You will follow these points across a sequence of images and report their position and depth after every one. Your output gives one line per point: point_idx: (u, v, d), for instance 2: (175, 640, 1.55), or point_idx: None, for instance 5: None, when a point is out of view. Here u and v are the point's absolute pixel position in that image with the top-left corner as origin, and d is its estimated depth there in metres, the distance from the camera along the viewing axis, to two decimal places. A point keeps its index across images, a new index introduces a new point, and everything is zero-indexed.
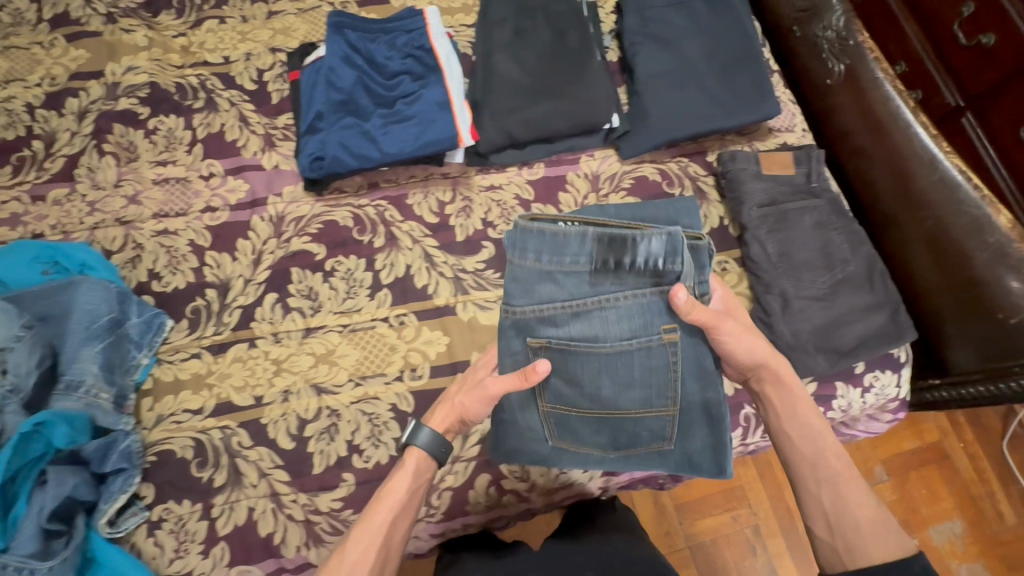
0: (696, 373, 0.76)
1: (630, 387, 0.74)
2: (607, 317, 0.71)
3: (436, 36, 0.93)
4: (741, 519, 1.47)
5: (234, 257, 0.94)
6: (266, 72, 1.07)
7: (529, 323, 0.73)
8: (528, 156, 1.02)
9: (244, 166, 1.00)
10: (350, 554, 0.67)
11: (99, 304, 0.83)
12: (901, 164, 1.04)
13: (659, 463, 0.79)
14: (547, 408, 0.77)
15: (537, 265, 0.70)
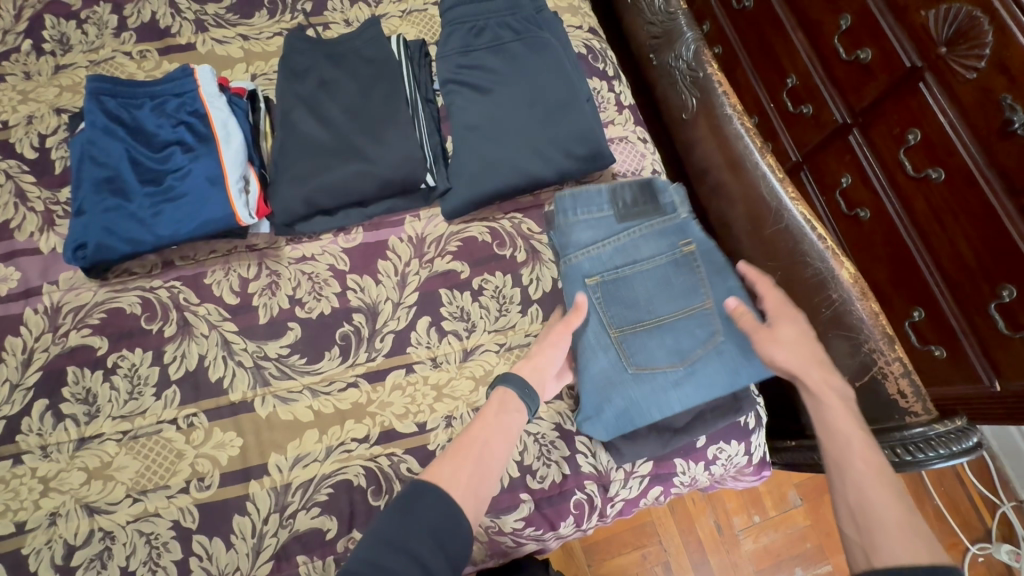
0: (715, 269, 0.87)
1: (675, 294, 0.86)
2: (636, 244, 0.88)
3: (210, 98, 0.85)
4: (652, 559, 1.24)
5: (1, 359, 0.84)
6: (49, 138, 0.95)
7: (581, 266, 0.88)
8: (342, 222, 0.92)
9: (18, 252, 0.89)
10: (446, 465, 0.68)
11: None
12: (753, 209, 0.95)
13: (719, 363, 0.83)
14: (616, 331, 0.85)
15: (576, 218, 0.89)
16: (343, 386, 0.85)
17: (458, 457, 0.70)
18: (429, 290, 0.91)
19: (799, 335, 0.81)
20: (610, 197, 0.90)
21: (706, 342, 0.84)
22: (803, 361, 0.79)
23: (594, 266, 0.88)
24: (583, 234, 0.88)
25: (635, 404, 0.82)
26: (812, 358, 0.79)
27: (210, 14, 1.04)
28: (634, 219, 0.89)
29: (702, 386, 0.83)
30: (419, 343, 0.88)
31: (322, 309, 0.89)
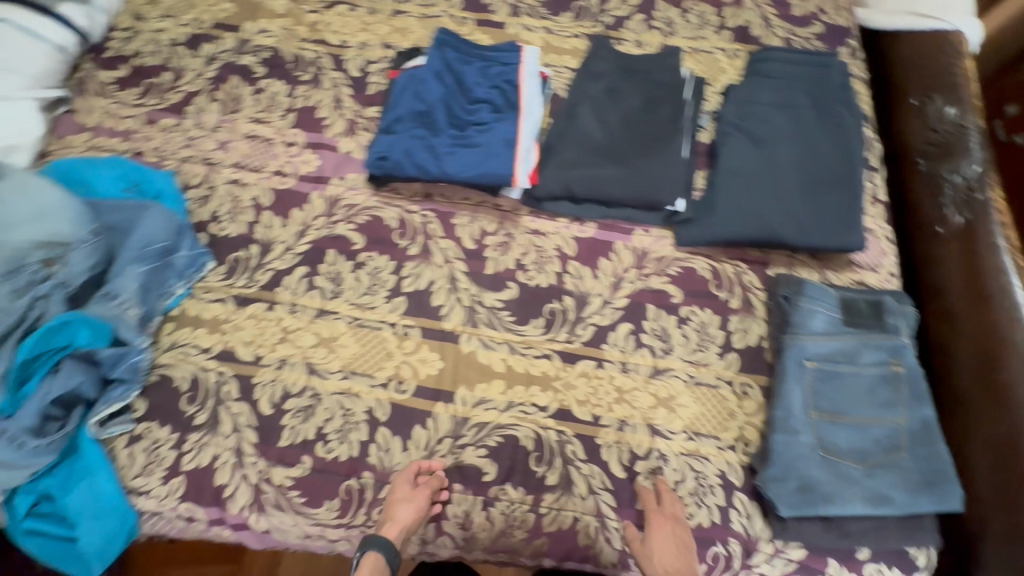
0: (917, 393, 0.82)
1: (876, 406, 0.81)
2: (858, 350, 0.84)
3: (527, 76, 0.94)
4: None
5: (285, 223, 1.01)
6: (373, 64, 1.13)
7: (802, 346, 0.84)
8: (581, 214, 1.00)
9: (323, 144, 1.06)
10: None
11: (158, 230, 0.91)
12: (994, 347, 0.88)
13: (896, 478, 0.79)
14: (817, 415, 0.82)
15: (810, 306, 0.86)
16: (537, 355, 0.92)
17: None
18: (637, 301, 0.96)
19: (677, 539, 0.79)
20: (844, 301, 0.87)
21: (888, 452, 0.80)
22: (671, 571, 0.76)
23: (816, 350, 0.84)
24: (817, 318, 0.85)
25: (821, 489, 0.79)
26: (674, 571, 0.76)
27: (526, 3, 1.18)
28: (862, 327, 0.85)
29: (872, 497, 0.78)
30: (615, 344, 0.93)
31: (540, 281, 0.97)
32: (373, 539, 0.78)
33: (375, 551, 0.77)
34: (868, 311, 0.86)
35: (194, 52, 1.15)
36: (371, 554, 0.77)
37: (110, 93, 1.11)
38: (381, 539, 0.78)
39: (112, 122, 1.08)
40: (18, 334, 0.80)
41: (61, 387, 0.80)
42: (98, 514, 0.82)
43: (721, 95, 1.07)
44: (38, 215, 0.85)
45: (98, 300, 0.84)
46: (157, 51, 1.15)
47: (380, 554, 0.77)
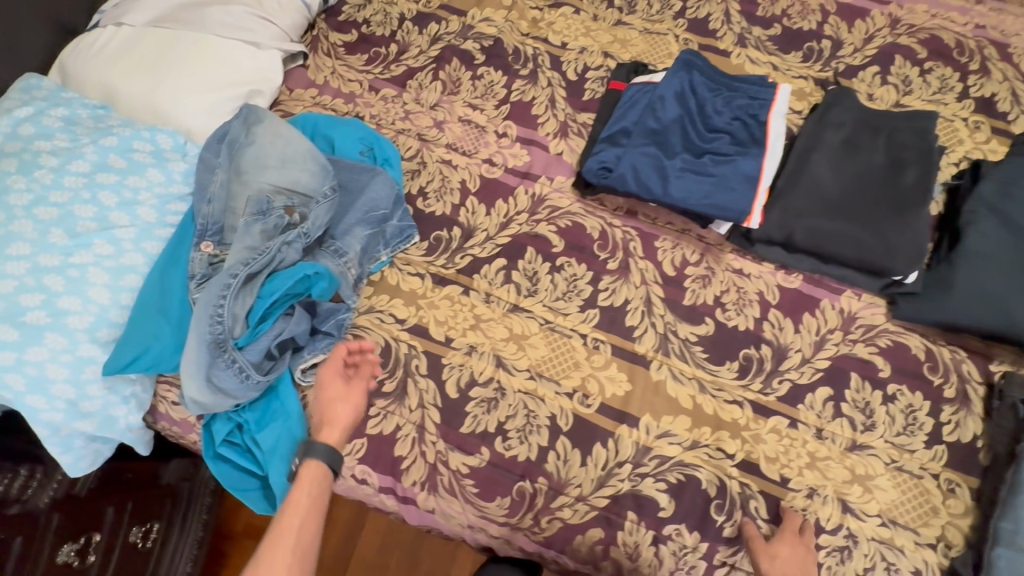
0: None
1: None
2: None
3: (775, 114, 0.90)
4: None
5: (488, 212, 1.01)
6: (591, 71, 1.13)
7: None
8: (791, 262, 0.96)
9: (534, 141, 1.07)
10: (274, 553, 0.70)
11: (382, 197, 0.94)
12: None
13: None
14: None
15: None
16: (728, 399, 0.89)
17: (297, 540, 0.72)
18: (840, 366, 0.91)
19: (798, 553, 0.78)
20: None
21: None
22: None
23: None
24: None
25: None
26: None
27: (754, 35, 1.15)
28: None
29: None
30: (812, 406, 0.88)
31: (738, 323, 0.94)
32: (314, 446, 0.78)
33: (316, 460, 0.78)
34: None
35: (420, 29, 1.18)
36: (310, 459, 0.78)
37: (338, 55, 1.15)
38: (322, 445, 0.79)
39: (338, 83, 1.12)
40: (264, 273, 0.83)
41: (290, 330, 0.84)
42: (286, 458, 0.85)
43: (956, 166, 1.01)
44: (291, 164, 0.90)
45: (328, 254, 0.89)
46: (384, 22, 1.18)
47: (318, 459, 0.78)
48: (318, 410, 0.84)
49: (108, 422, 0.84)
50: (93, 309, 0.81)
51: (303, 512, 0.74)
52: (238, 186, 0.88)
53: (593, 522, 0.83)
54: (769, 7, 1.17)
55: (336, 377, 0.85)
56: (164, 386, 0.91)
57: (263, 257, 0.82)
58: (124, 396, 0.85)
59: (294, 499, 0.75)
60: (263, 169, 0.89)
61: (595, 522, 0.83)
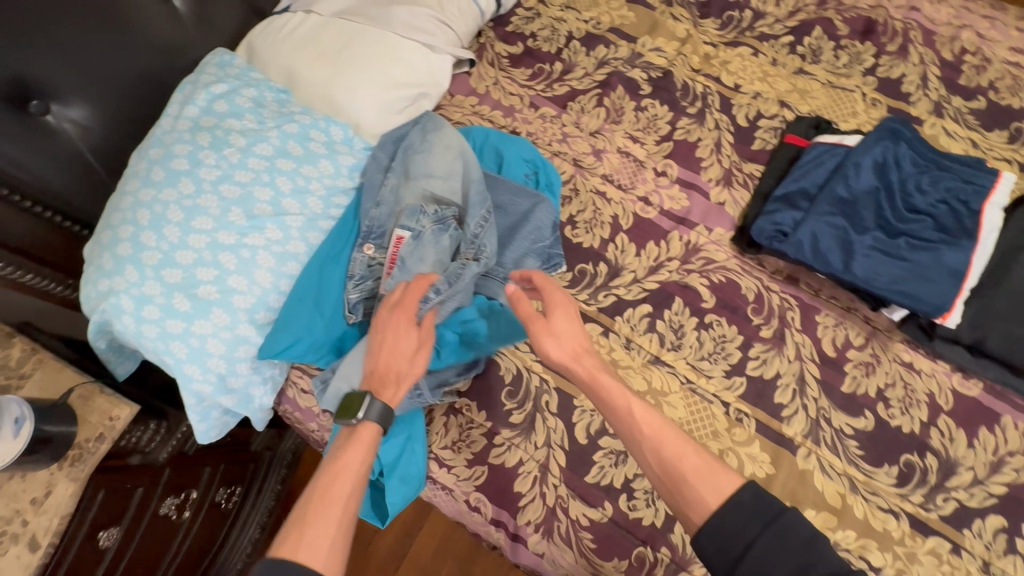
0: None
1: None
2: None
3: (992, 204, 0.81)
4: None
5: (638, 253, 0.97)
6: (764, 119, 1.06)
7: None
8: (975, 367, 0.86)
9: (695, 186, 1.01)
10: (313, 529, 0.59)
11: (543, 226, 0.91)
12: None
13: None
14: None
15: None
16: (882, 507, 0.80)
17: (346, 507, 0.62)
18: (1018, 496, 0.80)
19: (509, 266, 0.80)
20: None
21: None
22: (573, 350, 0.72)
23: None
24: None
25: None
26: (579, 348, 0.72)
27: (953, 105, 1.05)
28: None
29: None
30: (979, 535, 0.79)
31: (902, 423, 0.85)
32: (370, 404, 0.68)
33: (372, 421, 0.68)
34: None
35: (587, 51, 1.15)
36: (369, 420, 0.68)
37: (503, 66, 1.14)
38: (380, 404, 0.68)
39: (499, 94, 1.11)
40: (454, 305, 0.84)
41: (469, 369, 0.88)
42: (405, 478, 0.83)
43: None
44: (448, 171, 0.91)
45: (494, 280, 0.89)
46: (552, 38, 1.16)
47: (375, 418, 0.68)
48: (378, 358, 0.72)
49: (245, 400, 0.86)
50: (256, 290, 0.82)
51: (353, 479, 0.64)
52: (405, 191, 0.90)
53: None
54: (974, 76, 1.07)
55: (405, 326, 0.73)
56: (296, 373, 0.92)
57: (450, 286, 0.82)
58: (265, 377, 0.87)
59: (345, 462, 0.65)
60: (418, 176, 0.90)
61: None
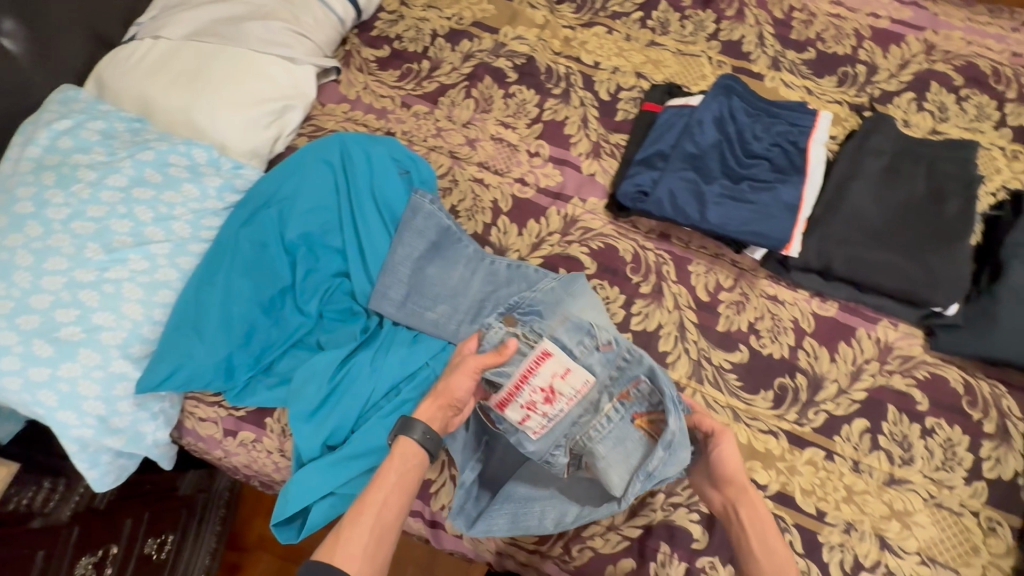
0: None
1: None
2: None
3: (815, 141, 0.90)
4: None
5: (520, 233, 1.01)
6: (624, 91, 1.13)
7: None
8: (828, 290, 0.94)
9: (566, 161, 1.06)
10: (356, 532, 0.68)
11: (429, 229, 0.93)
12: None
13: None
14: None
15: None
16: (763, 429, 0.88)
17: (380, 515, 0.70)
18: (876, 397, 0.89)
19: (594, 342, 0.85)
20: None
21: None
22: (731, 474, 0.76)
23: None
24: None
25: None
26: (729, 479, 0.76)
27: (788, 58, 1.14)
28: None
29: None
30: (848, 438, 0.87)
31: (772, 351, 0.93)
32: (415, 425, 0.75)
33: (410, 439, 0.74)
34: None
35: (453, 46, 1.18)
36: (406, 437, 0.75)
37: (371, 70, 1.15)
38: (421, 425, 0.75)
39: (370, 98, 1.12)
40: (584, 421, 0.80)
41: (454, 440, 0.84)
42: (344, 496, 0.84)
43: (995, 197, 1.00)
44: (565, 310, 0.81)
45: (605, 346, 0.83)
46: (417, 38, 1.19)
47: (413, 438, 0.74)
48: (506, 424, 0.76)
49: (136, 439, 0.83)
50: (127, 325, 0.81)
51: (388, 488, 0.72)
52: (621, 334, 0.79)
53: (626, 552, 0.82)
54: (803, 30, 1.17)
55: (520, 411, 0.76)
56: (191, 403, 0.90)
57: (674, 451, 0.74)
58: (153, 412, 0.85)
59: (385, 475, 0.72)
60: (597, 340, 0.76)
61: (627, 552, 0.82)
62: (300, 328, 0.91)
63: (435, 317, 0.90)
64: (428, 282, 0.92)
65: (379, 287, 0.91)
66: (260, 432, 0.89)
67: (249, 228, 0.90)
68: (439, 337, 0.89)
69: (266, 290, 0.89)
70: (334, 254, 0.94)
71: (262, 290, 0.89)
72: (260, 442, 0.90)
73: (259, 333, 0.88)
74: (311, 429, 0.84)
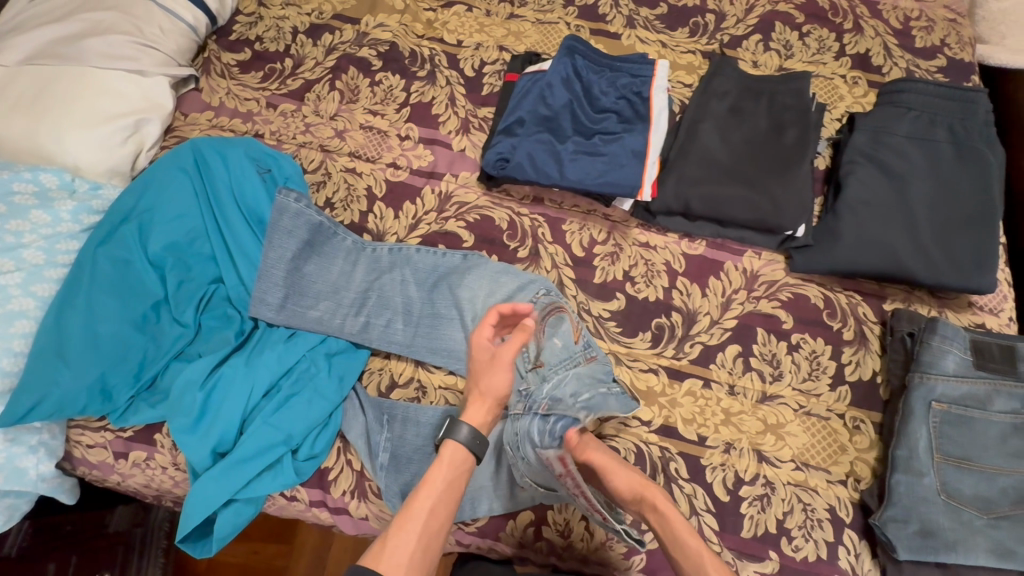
0: None
1: (1009, 454, 0.78)
2: (991, 395, 0.81)
3: (657, 89, 0.94)
4: None
5: (396, 216, 1.02)
6: (488, 66, 1.14)
7: (932, 388, 0.81)
8: (693, 230, 0.99)
9: (436, 141, 1.08)
10: (392, 543, 0.63)
11: (298, 226, 0.93)
12: None
13: None
14: (940, 458, 0.79)
15: (958, 355, 0.82)
16: (644, 369, 0.92)
17: (426, 524, 0.65)
18: (747, 324, 0.94)
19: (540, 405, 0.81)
20: (973, 346, 0.83)
21: (1017, 504, 0.76)
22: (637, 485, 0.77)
23: (947, 391, 0.81)
24: (946, 358, 0.82)
25: (942, 534, 0.76)
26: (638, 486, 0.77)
27: (642, 15, 1.18)
28: (1005, 379, 0.81)
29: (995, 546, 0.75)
30: (723, 365, 0.92)
31: (648, 294, 0.96)
32: (457, 428, 0.71)
33: (456, 442, 0.70)
34: (994, 356, 0.82)
35: (314, 41, 1.17)
36: (453, 440, 0.71)
37: (233, 75, 1.13)
38: (466, 428, 0.71)
39: (234, 102, 1.11)
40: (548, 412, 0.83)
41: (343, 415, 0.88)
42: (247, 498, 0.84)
43: (839, 122, 1.05)
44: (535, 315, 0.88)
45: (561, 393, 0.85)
46: (278, 38, 1.17)
47: (460, 442, 0.71)
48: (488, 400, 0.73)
49: (16, 474, 0.82)
50: None
51: (438, 493, 0.67)
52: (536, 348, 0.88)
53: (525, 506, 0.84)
54: None
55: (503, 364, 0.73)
56: (76, 431, 0.89)
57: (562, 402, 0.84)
58: (31, 446, 0.84)
59: (433, 478, 0.68)
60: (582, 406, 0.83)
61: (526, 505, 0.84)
62: (179, 340, 0.90)
63: (318, 314, 0.92)
64: (307, 281, 0.93)
65: (257, 292, 0.90)
66: (152, 449, 0.88)
67: (109, 247, 0.89)
68: (320, 332, 0.92)
69: (135, 306, 0.88)
70: (206, 262, 0.94)
71: (131, 307, 0.88)
72: (152, 459, 0.88)
73: (133, 350, 0.87)
74: (196, 439, 0.83)
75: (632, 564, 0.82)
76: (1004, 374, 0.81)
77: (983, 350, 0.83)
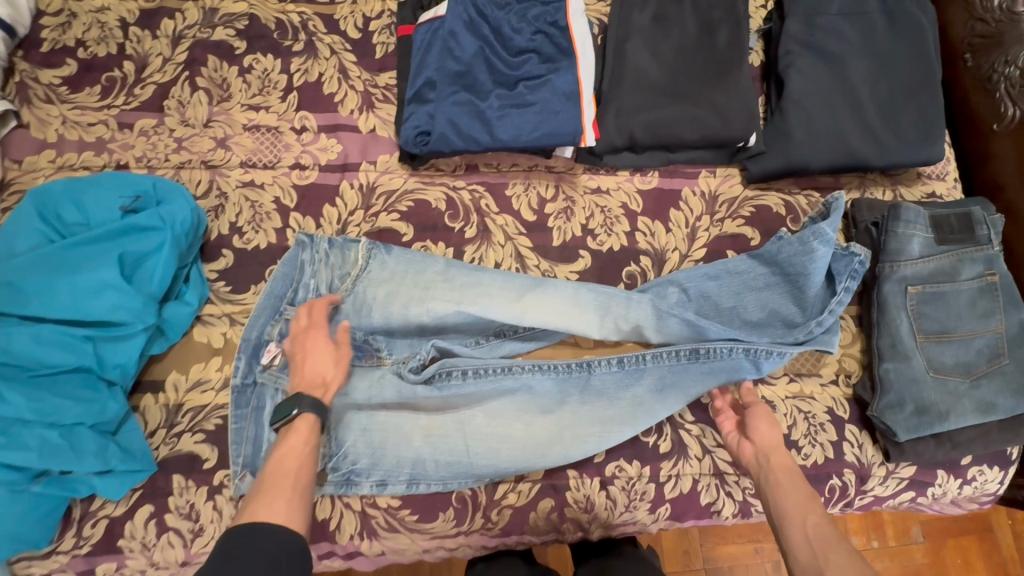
0: (1011, 300, 0.81)
1: (979, 315, 0.81)
2: (955, 265, 0.82)
3: (574, 14, 0.83)
4: (766, 554, 1.20)
5: (319, 224, 0.88)
6: (373, 22, 0.97)
7: (903, 273, 0.82)
8: (643, 163, 0.92)
9: (340, 126, 0.92)
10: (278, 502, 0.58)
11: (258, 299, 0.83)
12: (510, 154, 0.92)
13: (1004, 383, 0.80)
14: (921, 337, 0.81)
15: (924, 236, 0.83)
16: None
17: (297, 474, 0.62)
18: (717, 251, 0.90)
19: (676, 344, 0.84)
20: (932, 220, 0.83)
21: (992, 360, 0.80)
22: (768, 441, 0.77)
23: (915, 272, 0.82)
24: (912, 242, 0.82)
25: (933, 406, 0.79)
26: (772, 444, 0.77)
27: None
28: (963, 245, 0.83)
29: (978, 404, 0.80)
30: None
31: (612, 244, 0.90)
32: (302, 400, 0.69)
33: (309, 412, 0.68)
34: (953, 227, 0.83)
35: (153, 32, 0.94)
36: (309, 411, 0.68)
37: (63, 97, 0.91)
38: (310, 398, 0.69)
39: (76, 132, 0.90)
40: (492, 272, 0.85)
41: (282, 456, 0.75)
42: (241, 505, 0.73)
43: (765, 8, 0.97)
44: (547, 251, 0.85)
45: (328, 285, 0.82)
46: (104, 37, 0.94)
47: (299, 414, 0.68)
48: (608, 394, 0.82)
49: None
50: None
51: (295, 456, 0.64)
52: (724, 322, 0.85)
53: (541, 494, 0.82)
54: None
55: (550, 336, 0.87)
56: (21, 566, 0.76)
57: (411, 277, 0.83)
58: None
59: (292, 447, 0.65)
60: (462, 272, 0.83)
61: (542, 493, 0.82)
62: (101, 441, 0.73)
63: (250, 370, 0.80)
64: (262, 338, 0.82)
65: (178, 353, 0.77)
66: (120, 558, 0.77)
67: None
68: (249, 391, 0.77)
69: (25, 427, 0.70)
70: (92, 334, 0.74)
71: (19, 429, 0.69)
72: (124, 567, 0.77)
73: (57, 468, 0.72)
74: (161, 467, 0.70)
75: (658, 515, 0.83)
76: (898, 246, 0.83)
77: (895, 220, 0.83)
